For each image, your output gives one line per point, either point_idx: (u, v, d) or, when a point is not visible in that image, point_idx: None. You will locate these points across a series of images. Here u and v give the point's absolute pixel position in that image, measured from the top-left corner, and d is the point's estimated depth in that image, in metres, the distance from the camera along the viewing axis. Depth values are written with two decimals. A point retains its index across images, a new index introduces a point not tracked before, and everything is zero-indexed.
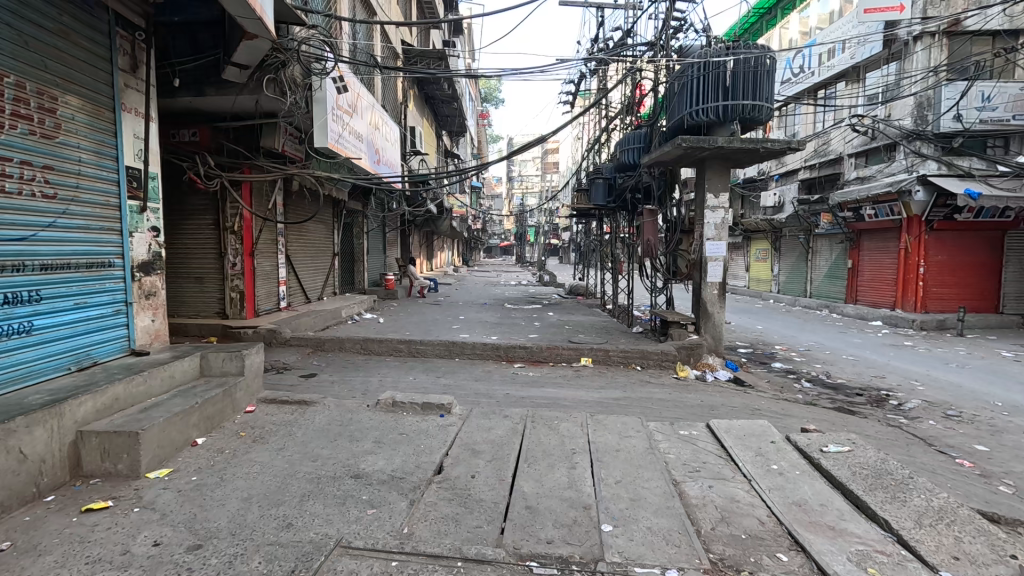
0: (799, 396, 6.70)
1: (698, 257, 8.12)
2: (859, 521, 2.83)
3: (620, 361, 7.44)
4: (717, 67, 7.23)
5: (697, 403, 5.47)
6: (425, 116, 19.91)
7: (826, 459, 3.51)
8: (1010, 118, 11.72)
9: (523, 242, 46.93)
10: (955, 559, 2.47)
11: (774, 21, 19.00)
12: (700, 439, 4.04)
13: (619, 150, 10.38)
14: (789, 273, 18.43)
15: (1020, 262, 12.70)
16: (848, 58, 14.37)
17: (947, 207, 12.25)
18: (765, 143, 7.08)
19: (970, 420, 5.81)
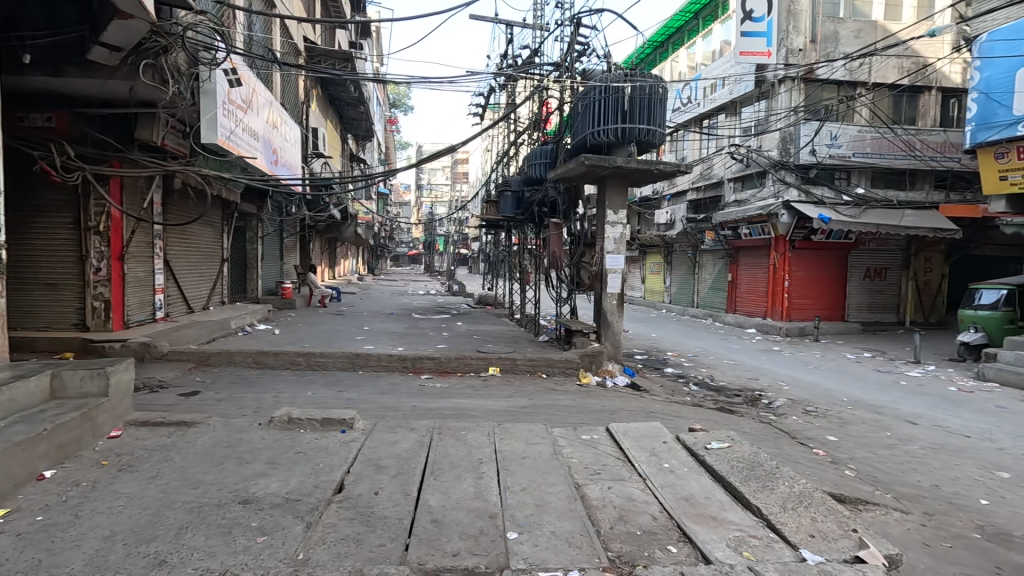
0: (688, 398, 7.30)
1: (599, 269, 8.58)
2: (737, 510, 3.13)
3: (527, 369, 7.61)
4: (616, 92, 7.74)
5: (599, 409, 5.74)
6: (329, 117, 19.03)
7: (709, 455, 3.84)
8: (851, 155, 13.82)
9: (431, 251, 46.37)
10: (811, 537, 2.82)
11: (665, 54, 20.79)
12: (599, 443, 4.25)
13: (527, 164, 10.71)
14: (679, 285, 20.03)
15: (860, 277, 14.94)
16: (728, 93, 16.08)
17: (805, 229, 14.09)
18: (658, 165, 7.67)
19: (824, 414, 6.71)
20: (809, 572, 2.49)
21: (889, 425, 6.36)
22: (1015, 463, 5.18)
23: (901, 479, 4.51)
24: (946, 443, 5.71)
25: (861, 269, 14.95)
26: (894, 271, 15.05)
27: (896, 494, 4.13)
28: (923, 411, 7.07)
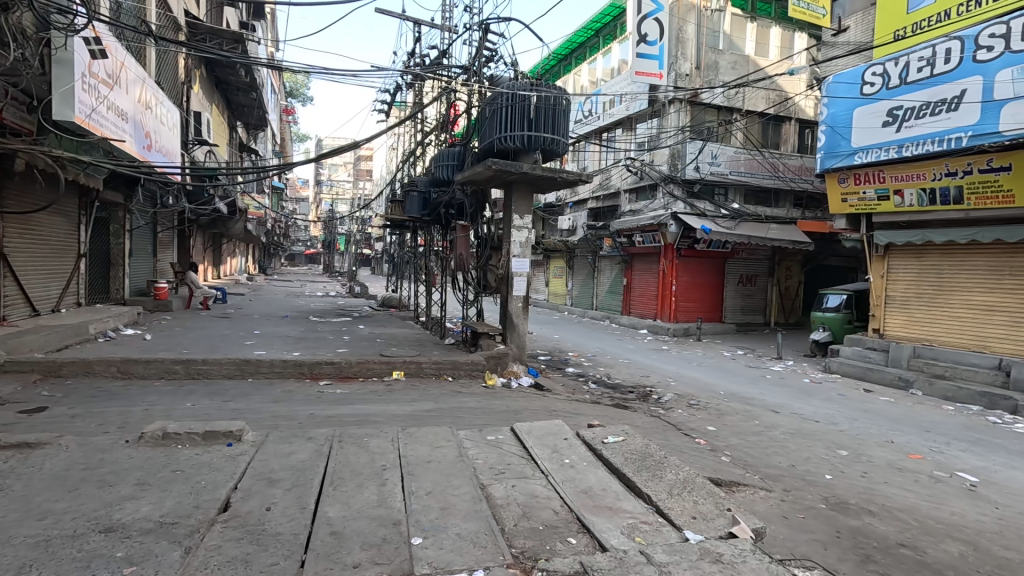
0: (587, 396, 7.69)
1: (505, 272, 8.72)
2: (630, 499, 3.35)
3: (432, 372, 7.52)
4: (522, 100, 7.94)
5: (504, 410, 5.82)
6: (214, 102, 17.34)
7: (606, 449, 4.07)
8: (728, 173, 15.45)
9: (332, 250, 44.12)
10: (693, 518, 3.10)
11: (568, 67, 21.75)
12: (504, 443, 4.32)
13: (434, 165, 10.63)
14: (579, 288, 20.98)
15: (734, 282, 16.70)
16: (625, 109, 17.18)
17: (690, 239, 15.47)
18: (561, 173, 8.00)
19: (705, 406, 7.39)
20: (692, 550, 2.73)
21: (758, 414, 7.18)
22: (851, 442, 6.11)
23: (766, 461, 5.12)
24: (801, 428, 6.58)
25: (736, 275, 16.72)
26: (761, 278, 17.04)
27: (762, 475, 4.68)
28: (784, 401, 8.08)
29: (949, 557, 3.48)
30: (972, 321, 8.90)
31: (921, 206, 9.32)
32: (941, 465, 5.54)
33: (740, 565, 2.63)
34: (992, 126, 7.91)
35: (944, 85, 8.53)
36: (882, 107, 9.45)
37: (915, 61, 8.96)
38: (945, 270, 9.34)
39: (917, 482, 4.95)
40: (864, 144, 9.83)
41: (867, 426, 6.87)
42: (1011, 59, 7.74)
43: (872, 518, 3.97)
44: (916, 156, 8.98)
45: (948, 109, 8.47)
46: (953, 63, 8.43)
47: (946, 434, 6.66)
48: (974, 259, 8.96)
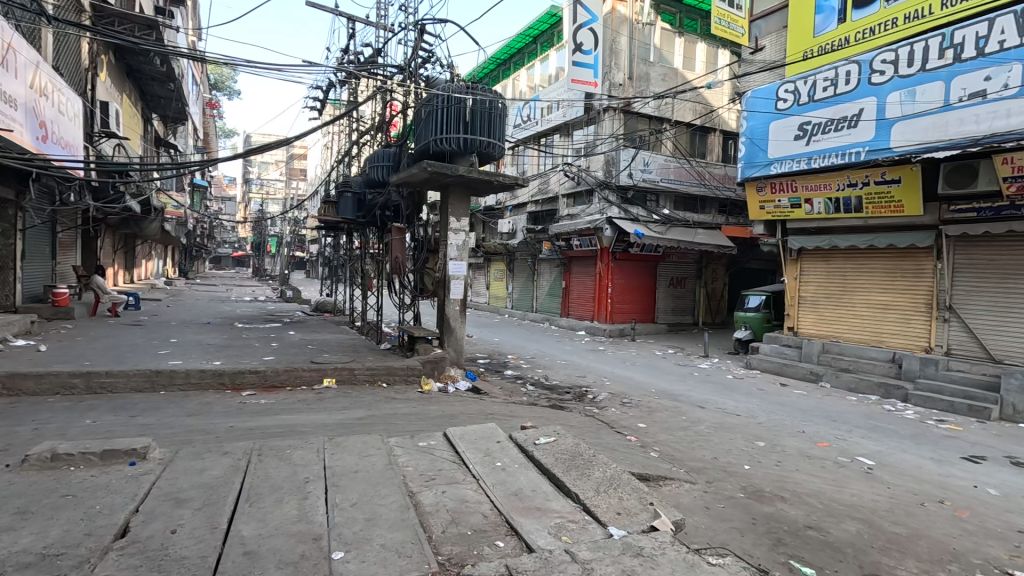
0: (524, 398, 7.75)
1: (442, 275, 8.64)
2: (559, 499, 3.40)
3: (365, 379, 7.31)
4: (458, 103, 7.92)
5: (439, 415, 5.74)
6: (125, 91, 16.01)
7: (537, 450, 4.10)
8: (659, 180, 16.15)
9: (262, 253, 41.87)
10: (618, 514, 3.19)
11: (507, 72, 21.97)
12: (436, 448, 4.26)
13: (369, 165, 10.36)
14: (519, 291, 21.16)
15: (666, 284, 17.48)
16: (561, 116, 17.56)
17: (625, 243, 16.03)
18: (497, 176, 8.02)
19: (636, 405, 7.66)
20: (614, 546, 2.81)
21: (685, 410, 7.53)
22: (768, 433, 6.54)
23: (691, 455, 5.38)
24: (724, 422, 6.96)
25: (667, 278, 17.51)
26: (690, 280, 17.94)
27: (687, 468, 4.91)
28: (710, 397, 8.52)
29: (848, 535, 3.79)
30: (871, 319, 9.79)
31: (828, 214, 10.14)
32: (844, 451, 6.05)
33: (660, 557, 2.73)
34: (886, 142, 8.76)
35: (845, 104, 9.37)
36: (794, 122, 10.23)
37: (821, 81, 9.79)
38: (848, 272, 10.22)
39: (823, 468, 5.37)
40: (778, 155, 10.56)
41: (782, 418, 7.39)
42: (900, 83, 8.64)
43: (783, 504, 4.25)
44: (823, 168, 9.76)
45: (849, 126, 9.32)
46: (852, 85, 9.29)
47: (849, 422, 7.28)
48: (872, 263, 9.86)
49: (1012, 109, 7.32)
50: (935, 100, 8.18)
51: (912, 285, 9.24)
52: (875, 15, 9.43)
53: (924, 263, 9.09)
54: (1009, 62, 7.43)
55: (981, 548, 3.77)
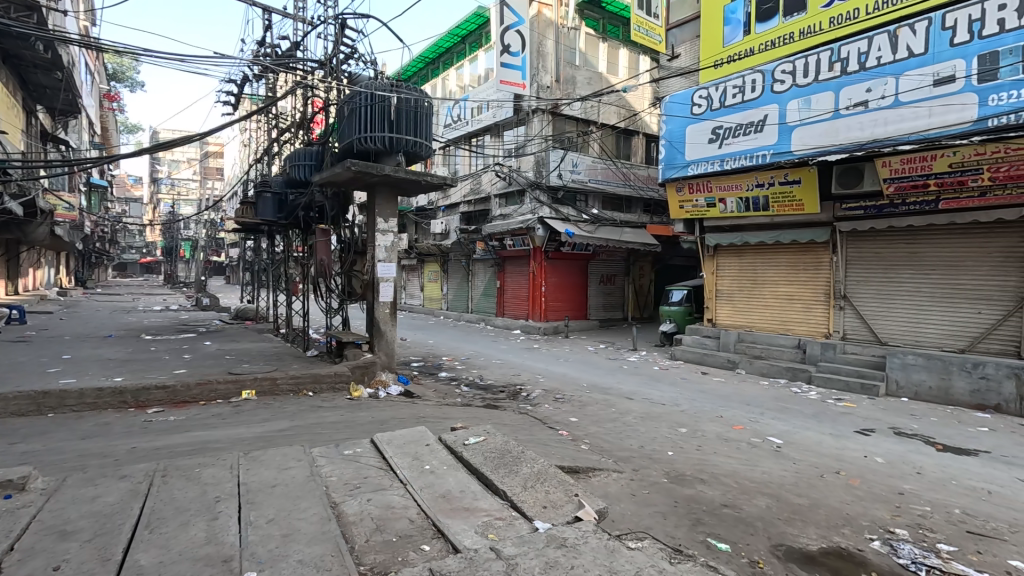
0: (458, 399, 7.70)
1: (370, 278, 8.40)
2: (487, 497, 3.40)
3: (289, 388, 6.97)
4: (382, 101, 7.72)
5: (369, 422, 5.58)
6: (2, 79, 14.26)
7: (467, 450, 4.09)
8: (588, 181, 16.64)
9: (174, 259, 38.68)
10: (544, 508, 3.25)
11: (436, 72, 21.74)
12: (363, 456, 4.13)
13: (289, 164, 9.88)
14: (454, 292, 21.00)
15: (597, 282, 18.03)
16: (491, 116, 17.67)
17: (556, 242, 16.37)
18: (425, 176, 7.91)
19: (568, 400, 7.85)
20: (539, 539, 2.86)
21: (614, 402, 7.82)
22: (690, 420, 6.92)
23: (619, 445, 5.59)
24: (651, 412, 7.27)
25: (598, 275, 18.06)
26: (619, 277, 18.63)
27: (615, 458, 5.08)
28: (638, 388, 8.88)
29: (758, 510, 4.09)
30: (779, 309, 10.64)
31: (740, 212, 10.88)
32: (756, 432, 6.51)
33: (582, 546, 2.81)
34: (787, 146, 9.56)
35: (752, 110, 10.12)
36: (707, 126, 10.89)
37: (731, 89, 10.50)
38: (758, 267, 11.02)
39: (738, 449, 5.76)
40: (695, 157, 11.18)
41: (702, 404, 7.85)
42: (798, 92, 9.43)
43: (702, 486, 4.51)
44: (734, 170, 10.47)
45: (756, 130, 10.07)
46: (757, 92, 10.05)
47: (761, 405, 7.86)
48: (778, 257, 10.68)
49: (889, 118, 8.29)
50: (826, 108, 9.05)
51: (812, 277, 10.12)
52: (775, 29, 10.15)
53: (822, 256, 9.97)
54: (886, 76, 8.38)
55: (869, 511, 4.19)
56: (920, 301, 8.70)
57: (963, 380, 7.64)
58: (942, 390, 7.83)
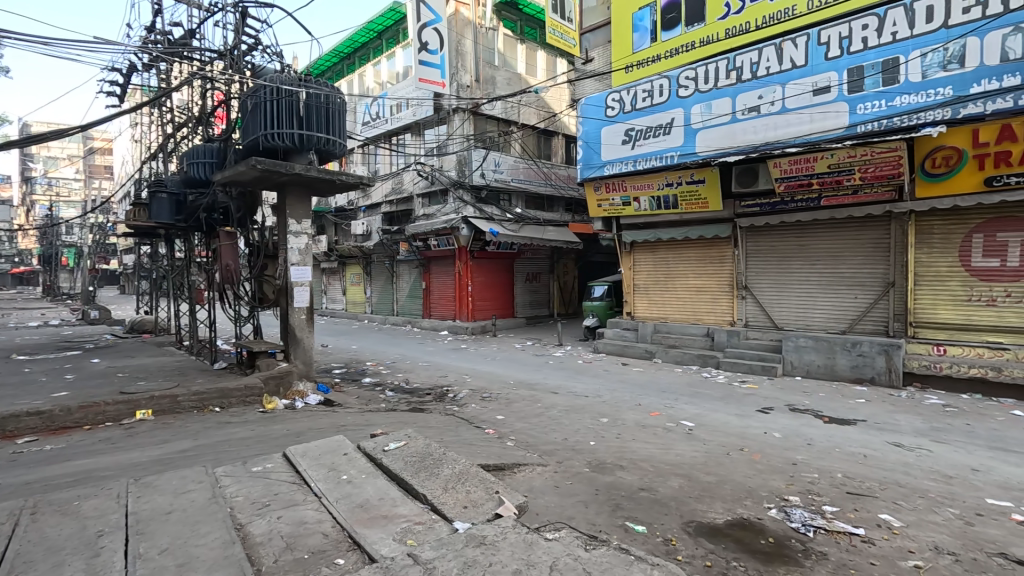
0: (382, 404, 7.48)
1: (283, 283, 7.92)
2: (407, 503, 3.33)
3: (193, 405, 6.44)
4: (289, 96, 7.31)
5: (283, 435, 5.26)
6: None
7: (386, 456, 3.98)
8: (510, 181, 16.82)
9: (55, 268, 34.35)
10: (465, 508, 3.24)
11: (351, 67, 20.97)
12: (274, 471, 3.89)
13: (185, 162, 9.08)
14: (378, 295, 20.39)
15: (523, 280, 18.26)
16: (411, 115, 17.37)
17: (481, 241, 16.37)
18: (340, 175, 7.59)
19: (494, 398, 7.89)
20: (458, 540, 2.84)
21: (540, 397, 7.96)
22: (611, 410, 7.20)
23: (543, 439, 5.70)
24: (574, 405, 7.47)
25: (524, 274, 18.30)
26: (544, 275, 19.00)
27: (539, 452, 5.18)
28: (563, 382, 9.11)
29: (671, 490, 4.33)
30: (690, 300, 11.35)
31: (653, 210, 11.47)
32: (671, 417, 6.89)
33: (501, 542, 2.83)
34: (692, 148, 10.23)
35: (660, 113, 10.71)
36: (621, 128, 11.39)
37: (641, 93, 11.04)
38: (670, 261, 11.68)
39: (655, 435, 6.06)
40: (610, 158, 11.65)
41: (622, 394, 8.19)
42: (700, 97, 10.11)
43: (621, 472, 4.71)
44: (646, 170, 11.04)
45: (664, 132, 10.67)
46: (664, 97, 10.64)
47: (676, 391, 8.34)
48: (687, 252, 11.39)
49: (778, 123, 9.14)
50: (725, 113, 9.78)
51: (718, 269, 10.88)
52: (679, 37, 10.77)
53: (725, 251, 10.76)
54: (774, 84, 9.19)
55: (767, 482, 4.58)
56: (809, 289, 9.64)
57: (845, 358, 8.55)
58: (829, 368, 8.72)
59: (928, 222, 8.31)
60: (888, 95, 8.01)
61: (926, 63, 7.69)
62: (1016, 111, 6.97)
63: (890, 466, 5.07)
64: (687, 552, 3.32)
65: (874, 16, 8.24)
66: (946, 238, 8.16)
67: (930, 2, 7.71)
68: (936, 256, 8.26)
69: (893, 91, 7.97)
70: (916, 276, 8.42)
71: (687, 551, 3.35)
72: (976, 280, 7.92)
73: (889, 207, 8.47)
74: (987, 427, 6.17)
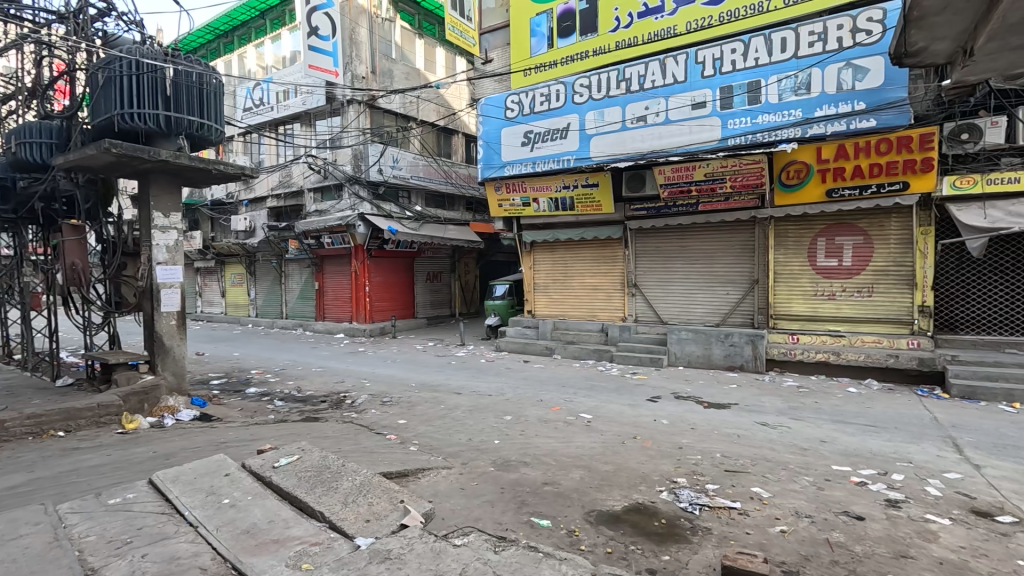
0: (270, 416, 6.87)
1: (146, 285, 6.93)
2: (300, 523, 3.06)
3: (27, 431, 5.42)
4: (152, 71, 6.40)
5: (148, 458, 4.59)
6: None
7: (276, 474, 3.65)
8: (409, 178, 16.42)
9: None
10: (367, 522, 3.06)
11: (230, 47, 19.10)
12: (137, 503, 3.37)
13: (12, 141, 7.59)
14: (264, 297, 18.77)
15: (423, 279, 17.90)
16: (301, 103, 16.26)
17: (380, 240, 15.62)
18: (217, 164, 6.82)
19: (396, 402, 7.61)
20: (360, 558, 2.67)
21: (443, 399, 7.83)
22: (514, 407, 7.29)
23: (448, 441, 5.61)
24: (478, 404, 7.47)
25: (424, 273, 17.96)
26: (445, 274, 18.78)
27: (444, 455, 5.08)
28: (466, 382, 9.05)
29: (573, 482, 4.47)
30: (586, 298, 11.89)
31: (551, 211, 11.81)
32: (571, 411, 7.14)
33: (407, 555, 2.71)
34: (587, 152, 10.73)
35: (557, 118, 11.08)
36: (520, 130, 11.60)
37: (538, 96, 11.34)
38: (568, 261, 12.13)
39: (556, 429, 6.23)
40: (510, 159, 11.82)
41: (524, 391, 8.33)
42: (594, 104, 10.62)
43: (525, 468, 4.77)
44: (545, 172, 11.36)
45: (561, 136, 11.06)
46: (561, 102, 11.03)
47: (575, 385, 8.67)
48: (584, 252, 11.90)
49: (663, 133, 9.89)
50: (616, 121, 10.38)
51: (611, 268, 11.52)
52: (574, 45, 11.21)
53: (617, 251, 11.42)
54: (658, 97, 9.93)
55: (658, 467, 4.92)
56: (689, 286, 10.56)
57: (720, 348, 9.49)
58: (706, 357, 9.61)
59: (784, 227, 9.50)
60: (753, 113, 9.02)
61: (782, 88, 8.78)
62: (849, 134, 8.23)
63: (758, 443, 5.71)
64: (589, 541, 3.44)
65: (740, 42, 9.22)
66: (797, 241, 9.39)
67: (784, 34, 8.80)
68: (790, 257, 9.46)
69: (757, 110, 9.01)
70: (775, 274, 9.59)
71: (590, 540, 3.47)
72: (821, 277, 9.20)
73: (753, 212, 9.55)
74: (830, 404, 7.20)
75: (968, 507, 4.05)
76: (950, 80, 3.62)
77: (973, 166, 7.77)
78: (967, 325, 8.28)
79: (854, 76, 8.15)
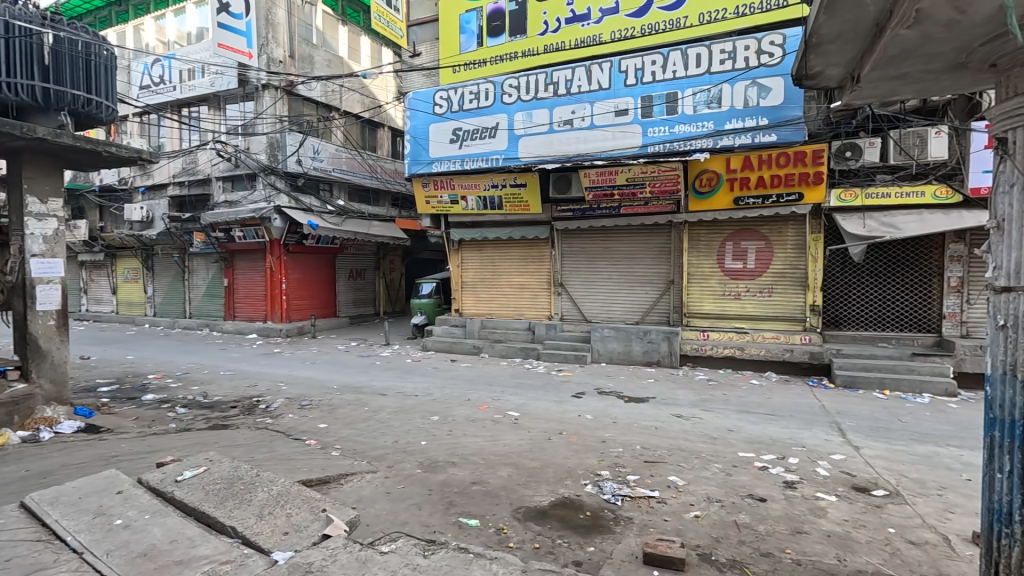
0: (171, 424, 6.26)
1: (15, 280, 6.05)
2: (208, 539, 2.82)
3: None
4: (26, 37, 5.58)
5: (19, 478, 4.02)
6: None
7: (179, 488, 3.33)
8: (331, 171, 15.60)
9: None
10: (285, 534, 2.88)
11: (124, 17, 17.23)
12: (5, 530, 2.93)
13: None
14: (164, 295, 17.11)
15: (345, 277, 17.18)
16: (208, 85, 15.00)
17: (296, 233, 14.97)
18: (109, 146, 6.12)
19: (316, 405, 7.24)
20: (278, 572, 2.51)
21: (367, 400, 7.56)
22: (441, 408, 7.18)
23: (372, 444, 5.42)
24: (404, 405, 7.29)
25: (346, 270, 17.24)
26: (369, 272, 18.16)
27: (368, 459, 4.90)
28: (390, 383, 8.79)
29: (500, 480, 4.49)
30: (513, 297, 12.01)
31: (478, 210, 11.77)
32: (499, 409, 7.17)
33: (330, 566, 2.58)
34: (515, 152, 10.83)
35: (486, 116, 11.08)
36: (448, 126, 11.47)
37: (467, 94, 11.27)
38: (495, 260, 12.17)
39: (483, 428, 6.23)
40: (438, 155, 11.65)
41: (451, 391, 8.25)
42: (522, 105, 10.73)
43: (453, 468, 4.72)
44: (473, 170, 11.32)
45: (490, 135, 11.07)
46: (490, 101, 11.04)
47: (503, 384, 8.72)
48: (511, 251, 12.00)
49: (588, 137, 10.22)
50: (544, 123, 10.55)
51: (538, 268, 11.71)
52: (503, 45, 11.25)
53: (544, 251, 11.62)
54: (584, 102, 10.23)
55: (583, 461, 5.06)
56: (611, 286, 10.98)
57: (639, 345, 9.95)
58: (626, 354, 10.05)
59: (697, 232, 10.15)
60: (671, 122, 9.55)
61: (696, 100, 9.36)
62: (754, 147, 8.97)
63: (674, 434, 6.06)
64: (517, 538, 3.46)
65: (660, 55, 9.70)
66: (708, 244, 10.07)
67: (699, 50, 9.40)
68: (702, 259, 10.12)
69: (674, 120, 9.54)
70: (689, 275, 10.22)
71: (518, 536, 3.49)
72: (728, 278, 9.94)
73: (670, 217, 10.12)
74: (736, 395, 7.80)
75: (850, 484, 4.55)
76: (839, 103, 4.03)
77: (855, 180, 8.76)
78: (850, 322, 9.31)
79: (759, 94, 8.89)
